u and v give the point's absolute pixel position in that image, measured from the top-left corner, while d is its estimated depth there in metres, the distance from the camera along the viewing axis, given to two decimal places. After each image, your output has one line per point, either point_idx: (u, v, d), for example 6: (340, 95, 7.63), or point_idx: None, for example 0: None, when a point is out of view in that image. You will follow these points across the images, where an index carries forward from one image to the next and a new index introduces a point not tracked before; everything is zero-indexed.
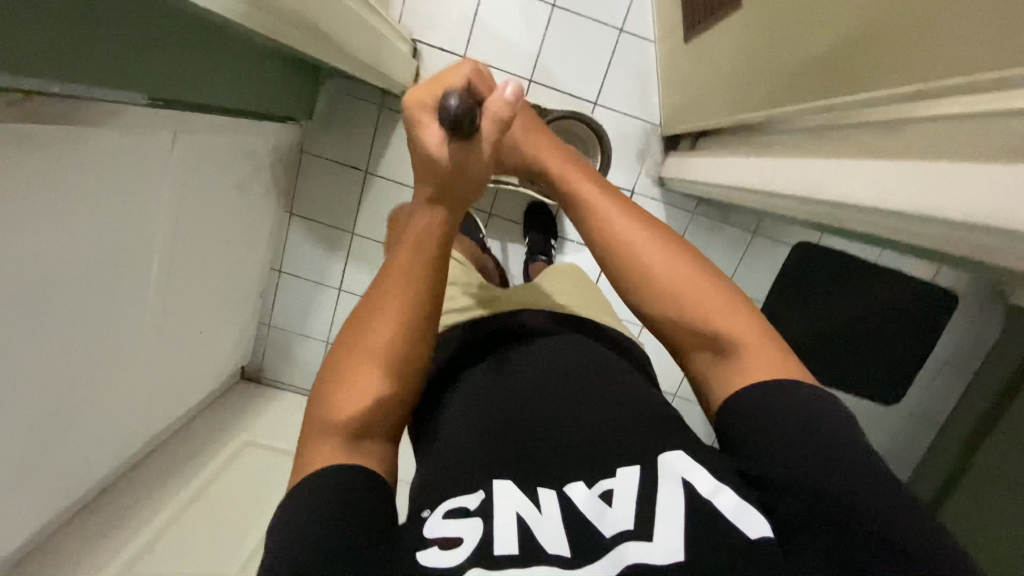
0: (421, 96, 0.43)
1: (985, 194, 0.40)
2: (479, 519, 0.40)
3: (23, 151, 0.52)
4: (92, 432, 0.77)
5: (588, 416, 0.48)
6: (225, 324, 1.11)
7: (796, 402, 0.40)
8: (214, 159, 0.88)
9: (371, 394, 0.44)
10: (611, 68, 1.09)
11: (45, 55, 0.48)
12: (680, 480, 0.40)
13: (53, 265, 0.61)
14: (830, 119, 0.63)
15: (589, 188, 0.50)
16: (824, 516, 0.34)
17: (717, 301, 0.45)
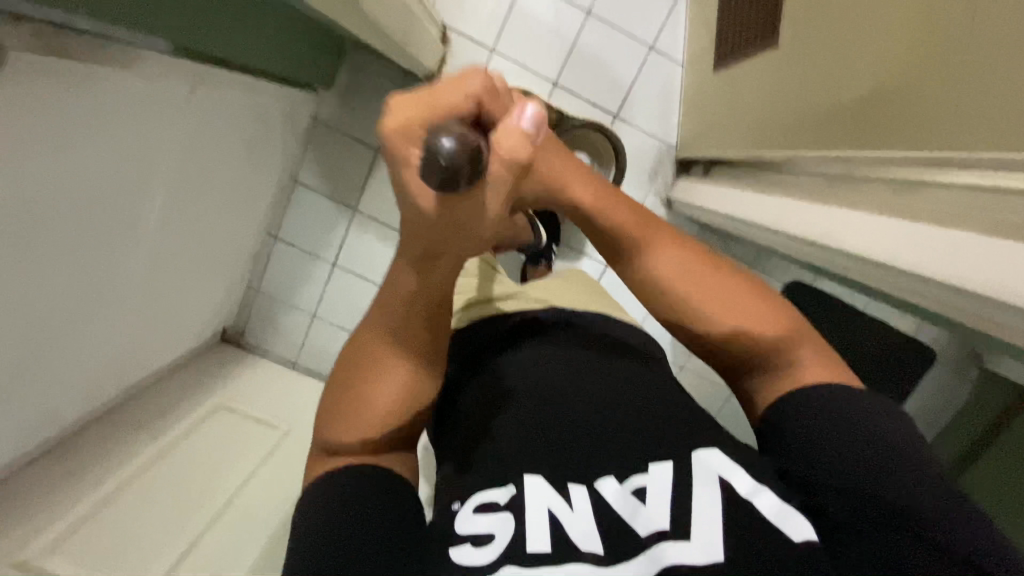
0: (404, 120, 0.31)
1: (993, 267, 0.41)
2: (509, 514, 0.42)
3: (45, 85, 0.51)
4: (65, 377, 0.76)
5: (619, 414, 0.47)
6: (213, 284, 1.09)
7: (838, 401, 0.40)
8: (229, 117, 0.86)
9: (378, 418, 0.44)
10: (635, 85, 1.10)
11: None
12: (716, 480, 0.40)
13: (52, 204, 0.59)
14: (843, 171, 0.64)
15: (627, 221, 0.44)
16: (873, 519, 0.35)
17: (779, 326, 0.43)
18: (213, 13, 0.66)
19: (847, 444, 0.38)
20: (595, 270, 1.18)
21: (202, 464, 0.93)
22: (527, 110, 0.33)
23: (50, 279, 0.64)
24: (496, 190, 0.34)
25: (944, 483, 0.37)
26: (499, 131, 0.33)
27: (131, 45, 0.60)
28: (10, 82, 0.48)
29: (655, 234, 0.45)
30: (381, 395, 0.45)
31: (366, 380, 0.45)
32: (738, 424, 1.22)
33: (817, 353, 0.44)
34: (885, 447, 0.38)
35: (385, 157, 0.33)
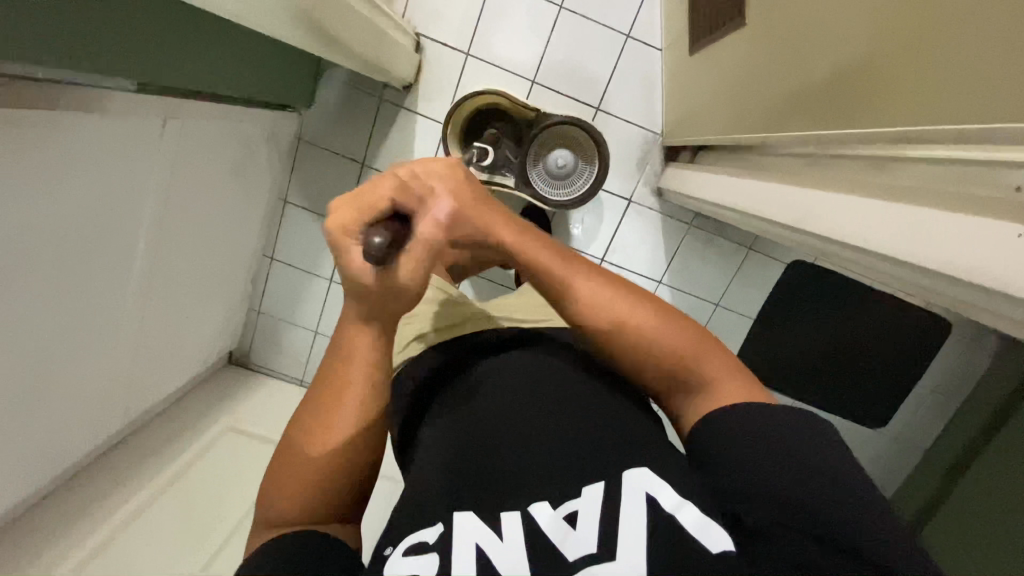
0: (343, 220, 0.43)
1: (974, 243, 0.39)
2: (435, 555, 0.41)
3: (13, 136, 0.53)
4: (71, 413, 0.78)
5: (558, 436, 0.47)
6: (213, 309, 1.11)
7: (770, 429, 0.41)
8: (209, 146, 0.88)
9: (312, 480, 0.46)
10: (614, 77, 1.08)
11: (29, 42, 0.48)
12: (644, 496, 0.41)
13: (34, 250, 0.60)
14: (820, 149, 0.62)
15: (546, 257, 0.48)
16: (790, 527, 0.37)
17: (690, 345, 0.47)
18: (175, 47, 0.66)
19: (768, 463, 0.40)
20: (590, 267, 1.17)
21: (212, 491, 0.95)
22: (442, 208, 0.45)
23: (38, 325, 0.65)
24: (421, 263, 0.45)
25: (862, 493, 0.38)
26: (422, 224, 0.44)
27: (97, 87, 0.61)
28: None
29: (573, 265, 0.49)
30: (319, 456, 0.46)
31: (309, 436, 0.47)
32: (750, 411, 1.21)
33: (729, 374, 0.47)
34: (801, 466, 0.39)
35: (327, 241, 0.44)
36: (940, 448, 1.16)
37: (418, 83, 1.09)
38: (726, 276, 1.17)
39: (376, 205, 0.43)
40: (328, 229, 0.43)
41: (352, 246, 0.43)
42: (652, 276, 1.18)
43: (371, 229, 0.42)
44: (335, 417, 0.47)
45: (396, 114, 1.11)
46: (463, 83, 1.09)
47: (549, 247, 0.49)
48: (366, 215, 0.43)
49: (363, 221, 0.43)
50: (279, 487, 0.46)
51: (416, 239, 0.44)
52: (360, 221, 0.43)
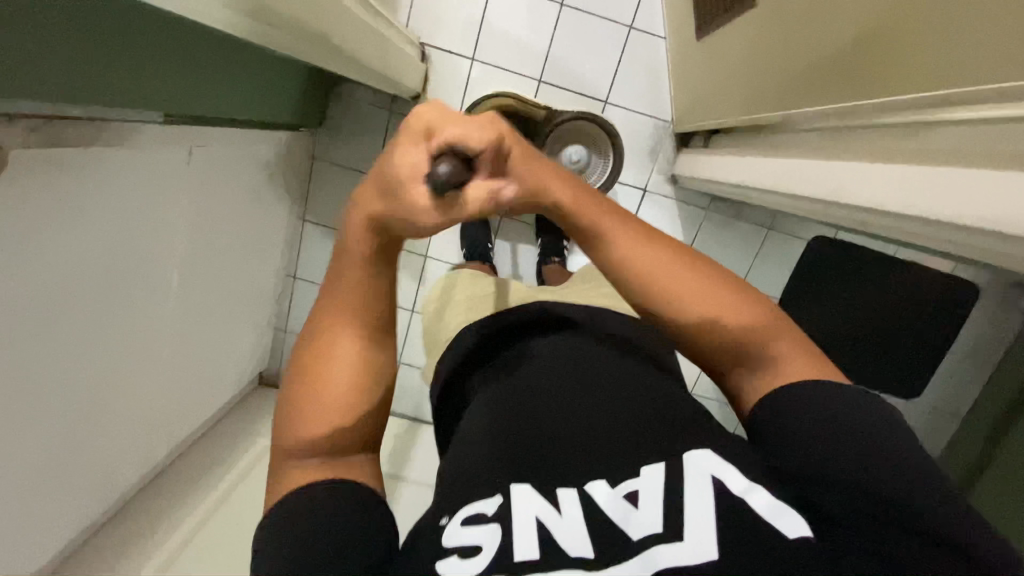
0: (427, 124, 0.35)
1: (995, 198, 0.40)
2: (497, 524, 0.40)
3: (49, 173, 0.54)
4: (118, 444, 0.79)
5: (602, 417, 0.48)
6: (242, 331, 1.12)
7: (834, 406, 0.40)
8: (229, 170, 0.89)
9: (330, 411, 0.43)
10: (621, 68, 1.08)
11: (65, 82, 0.50)
12: (710, 478, 0.40)
13: (75, 286, 0.62)
14: (842, 124, 0.62)
15: (603, 220, 0.45)
16: (868, 514, 0.35)
17: (756, 320, 0.44)
18: (196, 77, 0.68)
19: (839, 445, 0.38)
20: None
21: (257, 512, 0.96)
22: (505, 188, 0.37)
23: (82, 359, 0.66)
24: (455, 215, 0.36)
25: (925, 469, 0.37)
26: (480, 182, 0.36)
27: (127, 121, 0.62)
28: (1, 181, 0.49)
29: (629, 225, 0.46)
30: (334, 392, 0.43)
31: (318, 374, 0.44)
32: None
33: (797, 349, 0.44)
34: (861, 444, 0.38)
35: (400, 129, 0.36)
36: (978, 413, 1.15)
37: (426, 91, 1.10)
38: (747, 258, 1.17)
39: (468, 137, 0.35)
40: (416, 122, 0.35)
41: (413, 156, 0.35)
42: None
43: (450, 154, 0.34)
44: (330, 360, 0.44)
45: None
46: (470, 88, 1.10)
47: (606, 210, 0.46)
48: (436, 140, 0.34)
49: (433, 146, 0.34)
50: (294, 424, 0.43)
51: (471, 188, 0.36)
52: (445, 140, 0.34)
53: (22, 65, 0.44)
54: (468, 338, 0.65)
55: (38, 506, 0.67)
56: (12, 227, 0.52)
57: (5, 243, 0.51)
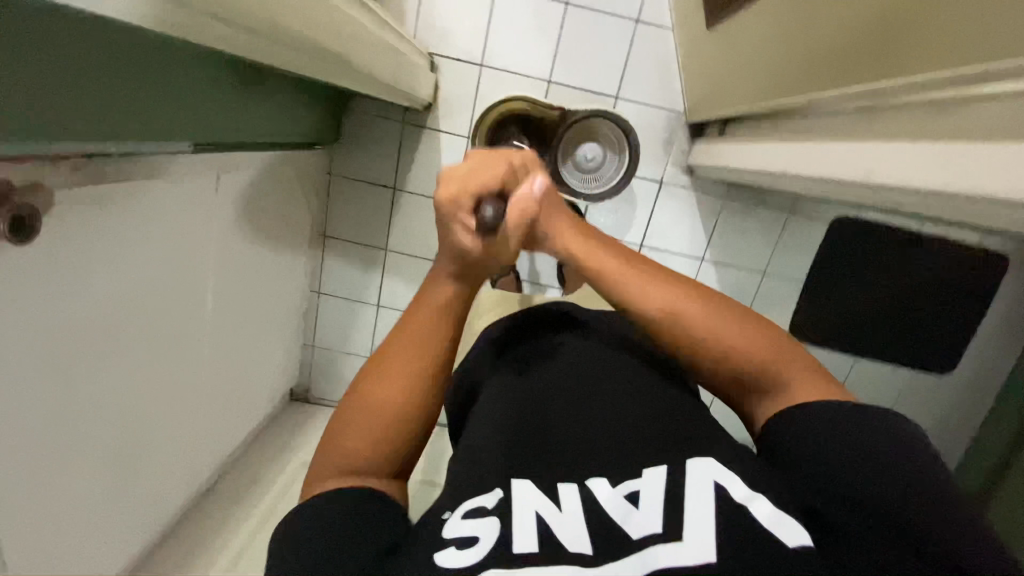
0: (452, 193, 0.46)
1: (988, 172, 0.40)
2: (495, 518, 0.40)
3: (92, 209, 0.56)
4: (165, 468, 0.81)
5: (614, 421, 0.49)
6: (273, 350, 1.14)
7: (845, 424, 0.41)
8: (253, 193, 0.90)
9: (387, 422, 0.47)
10: (630, 63, 1.08)
11: (103, 123, 0.51)
12: (713, 484, 0.39)
13: (117, 318, 0.63)
14: (863, 107, 0.62)
15: (611, 261, 0.50)
16: (871, 523, 0.35)
17: (770, 350, 0.46)
18: (220, 105, 0.69)
19: (846, 459, 0.39)
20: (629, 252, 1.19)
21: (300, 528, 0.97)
22: (536, 183, 0.49)
23: (130, 388, 0.68)
24: (514, 236, 0.48)
25: (932, 484, 0.36)
26: (516, 198, 0.47)
27: (158, 154, 0.63)
28: (47, 221, 0.51)
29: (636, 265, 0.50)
30: (393, 406, 0.47)
31: (381, 385, 0.47)
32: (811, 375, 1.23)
33: (806, 374, 0.46)
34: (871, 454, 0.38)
35: (436, 216, 0.47)
36: (1015, 386, 1.13)
37: (437, 100, 1.11)
38: (768, 244, 1.16)
39: (487, 185, 0.46)
40: (438, 205, 0.46)
41: (458, 219, 0.46)
42: (695, 254, 1.18)
43: (485, 199, 0.46)
44: (395, 376, 0.48)
45: (420, 135, 1.13)
46: (481, 94, 1.10)
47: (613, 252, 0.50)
48: (473, 191, 0.46)
49: (469, 195, 0.46)
50: (352, 428, 0.46)
51: (512, 214, 0.47)
52: (471, 197, 0.46)
53: (59, 107, 0.45)
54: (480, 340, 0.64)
55: (94, 534, 0.68)
56: (58, 266, 0.53)
57: (51, 280, 0.53)
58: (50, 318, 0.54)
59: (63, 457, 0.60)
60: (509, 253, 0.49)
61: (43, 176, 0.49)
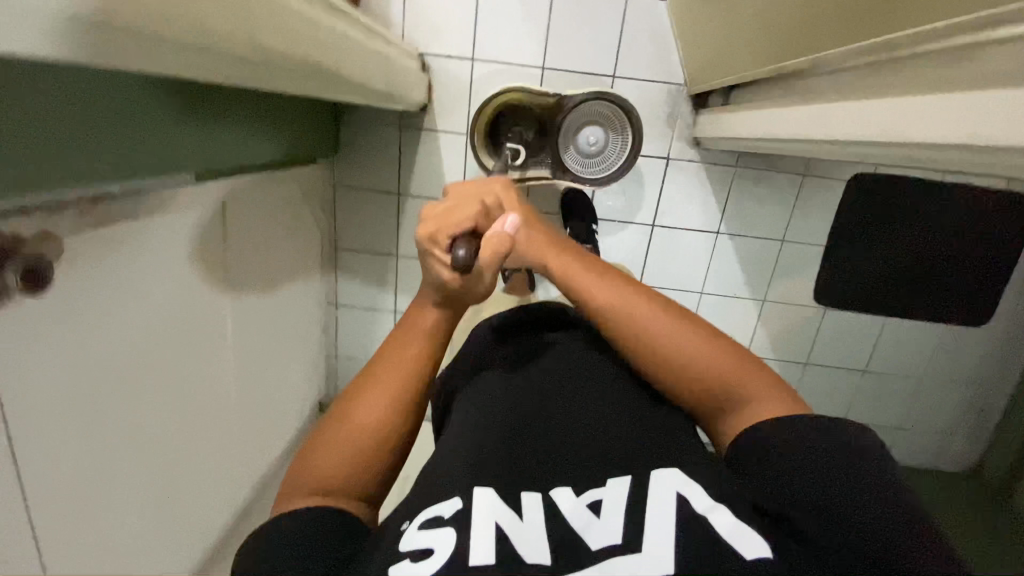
0: (429, 233, 0.52)
1: (1012, 120, 0.38)
2: (452, 528, 0.40)
3: (101, 251, 0.56)
4: (203, 493, 0.82)
5: (583, 428, 0.49)
6: (297, 366, 1.15)
7: (803, 435, 0.43)
8: (260, 215, 0.91)
9: (363, 439, 0.48)
10: (624, 39, 1.05)
11: (97, 167, 0.51)
12: (675, 494, 0.41)
13: (138, 355, 0.64)
14: (869, 63, 0.59)
15: (582, 278, 0.54)
16: (835, 527, 0.37)
17: (733, 366, 0.48)
18: (212, 132, 0.69)
19: (814, 463, 0.40)
20: (641, 233, 1.17)
21: None
22: (508, 220, 0.54)
23: (161, 422, 0.70)
24: (488, 270, 0.53)
25: (894, 490, 0.38)
26: (489, 235, 0.53)
27: (163, 189, 0.64)
28: (59, 271, 0.51)
29: (608, 281, 0.54)
30: (371, 423, 0.49)
31: (361, 403, 0.50)
32: (839, 341, 1.21)
33: (770, 389, 0.48)
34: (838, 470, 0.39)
35: (418, 253, 0.53)
36: None
37: (432, 100, 1.10)
38: (784, 209, 1.13)
39: (458, 225, 0.53)
40: (419, 244, 0.53)
41: (436, 255, 0.52)
42: (709, 228, 1.16)
43: (458, 239, 0.52)
44: (374, 396, 0.50)
45: (420, 138, 1.12)
46: (475, 88, 1.09)
47: (588, 270, 0.54)
48: (449, 231, 0.52)
49: (445, 236, 0.52)
50: (332, 444, 0.48)
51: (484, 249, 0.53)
52: (445, 235, 0.52)
53: (48, 156, 0.45)
54: (480, 330, 0.63)
55: (142, 565, 0.71)
56: (76, 313, 0.54)
57: (66, 325, 0.53)
58: (72, 362, 0.55)
59: (102, 496, 0.61)
60: (482, 286, 0.54)
61: (49, 224, 0.50)
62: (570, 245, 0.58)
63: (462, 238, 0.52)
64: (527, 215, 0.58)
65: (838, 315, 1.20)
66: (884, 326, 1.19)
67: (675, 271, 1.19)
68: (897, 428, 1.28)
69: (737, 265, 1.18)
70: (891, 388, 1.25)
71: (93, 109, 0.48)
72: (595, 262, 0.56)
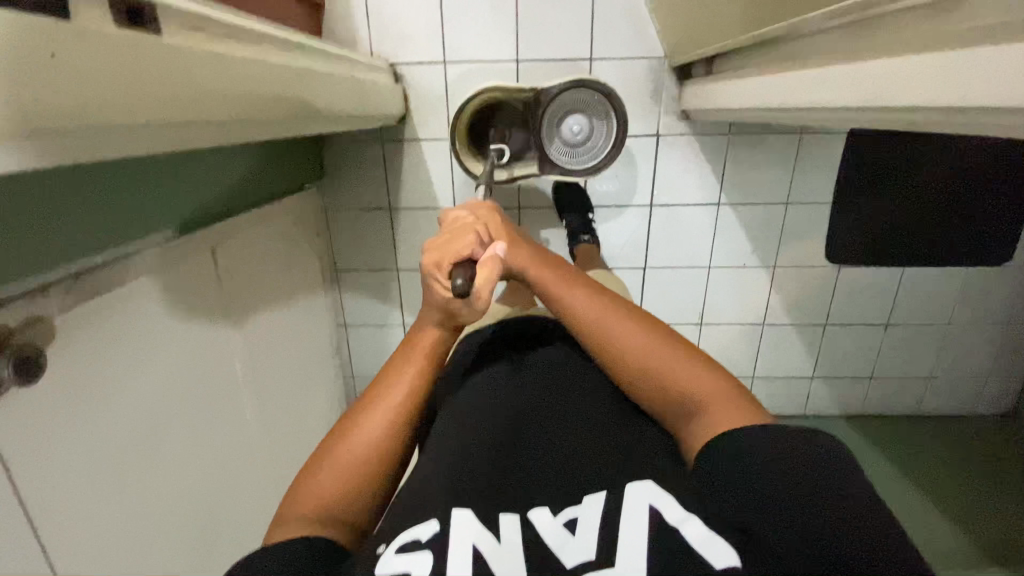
0: (434, 260, 0.54)
1: (1009, 79, 0.35)
2: (430, 552, 0.40)
3: (93, 323, 0.57)
4: (238, 533, 0.84)
5: (560, 445, 0.51)
6: (315, 392, 1.16)
7: (775, 451, 0.44)
8: (255, 253, 0.91)
9: (359, 456, 0.50)
10: (596, 18, 1.01)
11: (60, 249, 0.51)
12: (647, 507, 0.42)
13: (149, 414, 0.65)
14: (850, 22, 0.55)
15: (561, 291, 0.60)
16: (799, 538, 0.37)
17: (692, 371, 0.53)
18: (187, 182, 0.68)
19: (776, 475, 0.42)
20: (639, 216, 1.14)
21: None
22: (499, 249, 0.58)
23: (185, 474, 0.71)
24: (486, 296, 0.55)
25: (857, 499, 0.39)
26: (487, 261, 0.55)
27: (148, 248, 0.64)
28: (51, 354, 0.52)
29: (582, 291, 0.60)
30: (368, 441, 0.51)
31: (359, 421, 0.52)
32: (857, 298, 1.18)
33: (727, 397, 0.51)
34: (810, 490, 0.40)
35: (422, 278, 0.55)
36: None
37: (410, 110, 1.08)
38: (786, 171, 1.09)
39: (459, 254, 0.54)
40: (424, 268, 0.54)
41: (439, 282, 0.54)
42: (710, 200, 1.12)
43: (459, 268, 0.53)
44: (372, 415, 0.53)
45: (403, 150, 1.11)
46: (452, 92, 1.06)
47: (568, 283, 0.61)
48: (451, 259, 0.53)
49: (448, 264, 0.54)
50: (330, 460, 0.50)
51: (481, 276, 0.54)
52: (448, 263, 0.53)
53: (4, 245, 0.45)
54: (466, 355, 0.67)
55: None
56: (76, 389, 0.55)
57: (70, 402, 0.54)
58: (82, 435, 0.55)
59: (135, 556, 0.63)
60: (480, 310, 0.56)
61: (36, 308, 0.50)
62: (557, 261, 0.64)
63: (462, 268, 0.52)
64: (521, 237, 0.64)
65: (853, 272, 1.16)
66: (903, 277, 1.15)
67: (680, 249, 1.17)
68: (927, 377, 1.25)
69: (743, 234, 1.15)
70: (917, 339, 1.21)
71: (46, 192, 0.48)
72: (576, 278, 0.62)
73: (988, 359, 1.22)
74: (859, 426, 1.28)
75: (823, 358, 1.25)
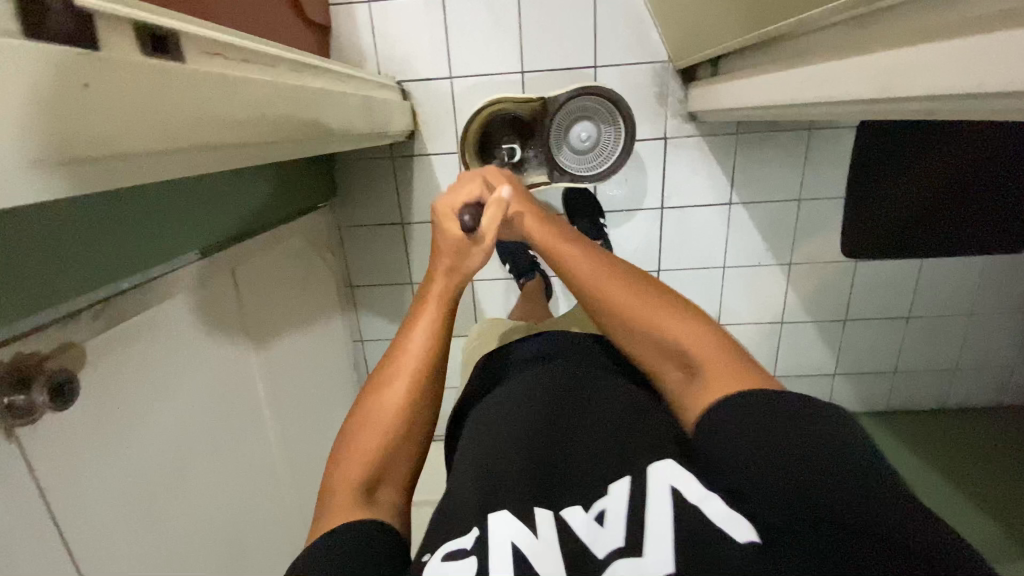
0: (446, 205, 0.58)
1: (1020, 64, 0.35)
2: (475, 557, 0.41)
3: (121, 348, 0.58)
4: (266, 551, 0.84)
5: (587, 441, 0.51)
6: (335, 409, 1.17)
7: (795, 410, 0.42)
8: (272, 272, 0.92)
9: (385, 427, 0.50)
10: (598, 27, 1.02)
11: (88, 278, 0.52)
12: (669, 489, 0.41)
13: (177, 434, 0.66)
14: (854, 17, 0.56)
15: (562, 246, 0.58)
16: (815, 514, 0.36)
17: (691, 330, 0.50)
18: (208, 205, 0.70)
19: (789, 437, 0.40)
20: (650, 218, 1.14)
21: None
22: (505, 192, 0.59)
23: (212, 492, 0.71)
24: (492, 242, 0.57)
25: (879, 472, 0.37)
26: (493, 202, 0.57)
27: (172, 270, 0.65)
28: (83, 379, 0.53)
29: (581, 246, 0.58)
30: (392, 409, 0.51)
31: (381, 389, 0.52)
32: (876, 292, 1.17)
33: (727, 361, 0.47)
34: (836, 458, 0.38)
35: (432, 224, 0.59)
36: None
37: (419, 126, 1.10)
38: (796, 167, 1.09)
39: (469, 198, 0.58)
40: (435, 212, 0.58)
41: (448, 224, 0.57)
42: (721, 200, 1.12)
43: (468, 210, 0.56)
44: (392, 382, 0.52)
45: (413, 165, 1.12)
46: (459, 106, 1.08)
47: (570, 239, 0.59)
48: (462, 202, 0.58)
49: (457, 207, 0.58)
50: (358, 434, 0.50)
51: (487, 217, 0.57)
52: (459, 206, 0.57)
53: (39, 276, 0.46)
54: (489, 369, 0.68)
55: None
56: (107, 414, 0.56)
57: (102, 426, 0.55)
58: (114, 457, 0.56)
59: None
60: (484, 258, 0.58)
61: (64, 335, 0.51)
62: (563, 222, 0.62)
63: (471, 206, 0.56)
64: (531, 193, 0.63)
65: (871, 266, 1.15)
66: (923, 268, 1.14)
67: (693, 249, 1.16)
68: (952, 369, 1.23)
69: (756, 233, 1.14)
70: (941, 331, 1.19)
71: (75, 223, 0.49)
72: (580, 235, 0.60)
73: (1015, 348, 1.20)
74: (886, 422, 1.25)
75: (845, 354, 1.23)
